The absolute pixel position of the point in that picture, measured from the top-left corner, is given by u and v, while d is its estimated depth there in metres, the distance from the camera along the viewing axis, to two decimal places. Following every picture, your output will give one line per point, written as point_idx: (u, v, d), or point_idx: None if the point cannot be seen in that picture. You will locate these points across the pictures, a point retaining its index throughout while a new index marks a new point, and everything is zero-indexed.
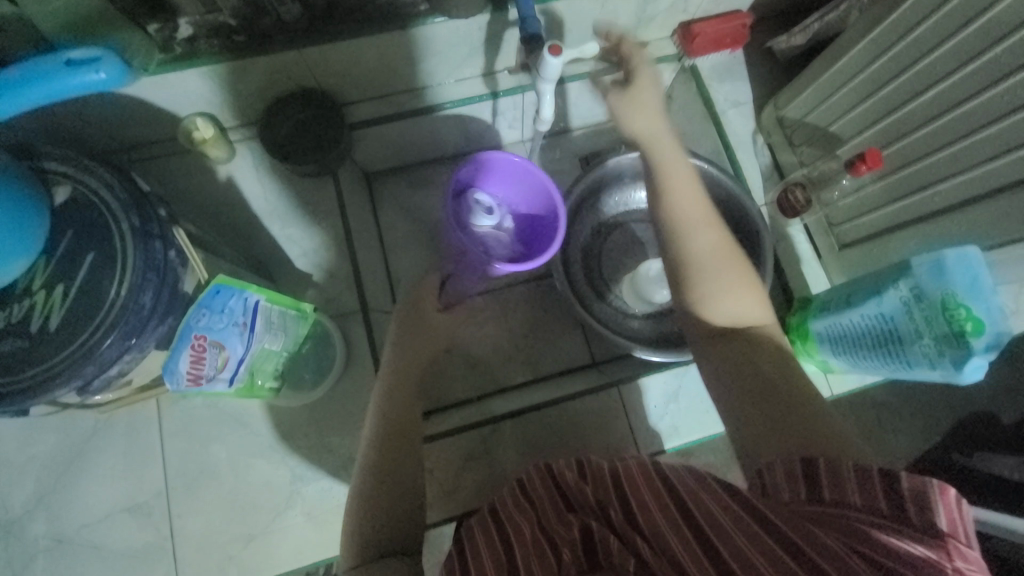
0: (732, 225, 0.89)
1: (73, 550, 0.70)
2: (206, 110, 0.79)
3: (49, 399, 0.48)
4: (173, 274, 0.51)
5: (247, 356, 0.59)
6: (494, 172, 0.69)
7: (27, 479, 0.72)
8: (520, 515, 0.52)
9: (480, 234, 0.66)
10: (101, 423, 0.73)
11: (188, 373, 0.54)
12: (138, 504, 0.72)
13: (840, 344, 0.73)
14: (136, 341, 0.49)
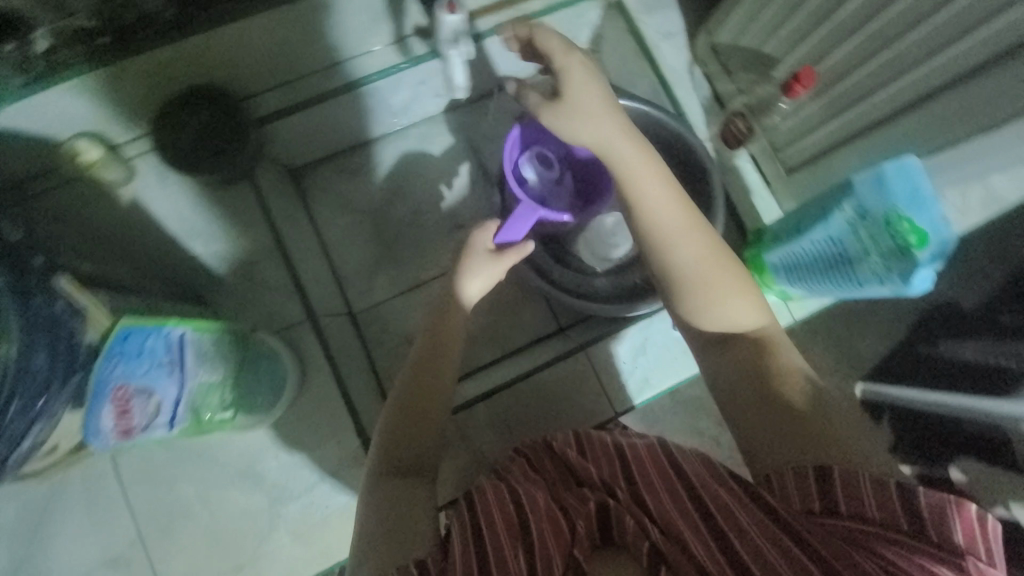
0: (678, 166, 0.86)
1: None
2: (89, 130, 0.70)
3: None
4: (69, 329, 0.47)
5: (184, 395, 0.56)
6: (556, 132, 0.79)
7: None
8: (528, 480, 0.59)
9: (535, 183, 0.78)
10: (54, 484, 0.69)
11: (116, 429, 0.52)
12: (115, 557, 0.69)
13: (795, 272, 0.72)
14: (43, 405, 0.46)
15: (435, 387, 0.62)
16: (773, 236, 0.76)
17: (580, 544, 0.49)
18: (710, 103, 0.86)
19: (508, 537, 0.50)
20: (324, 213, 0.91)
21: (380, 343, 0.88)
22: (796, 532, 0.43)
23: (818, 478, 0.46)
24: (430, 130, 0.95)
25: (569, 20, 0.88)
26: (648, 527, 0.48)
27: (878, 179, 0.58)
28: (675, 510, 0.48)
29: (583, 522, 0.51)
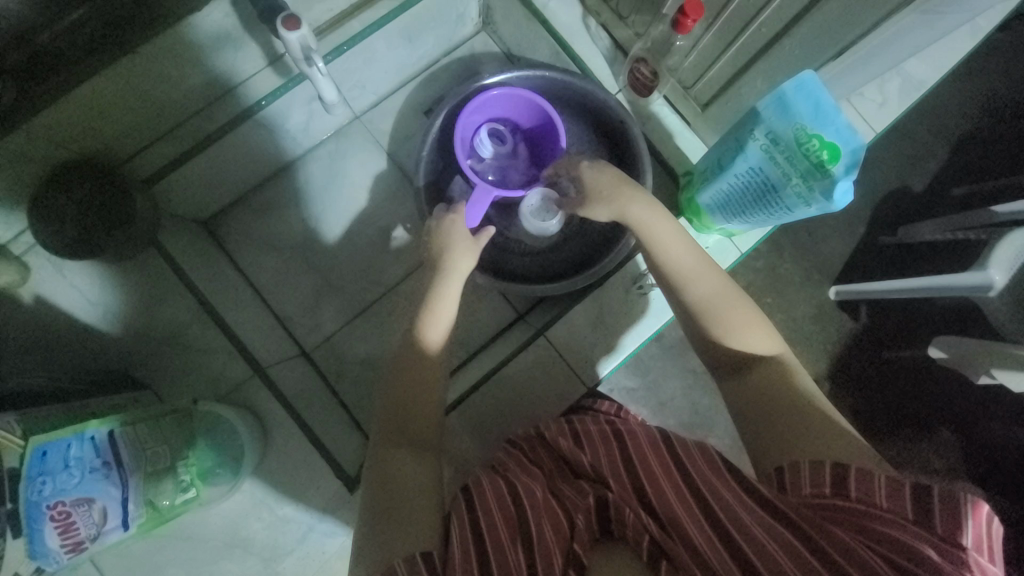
0: (595, 122, 0.85)
1: None
2: None
3: None
4: None
5: (130, 491, 0.54)
6: (501, 106, 0.84)
7: None
8: (524, 474, 0.62)
9: (494, 160, 0.85)
10: None
11: (63, 544, 0.49)
12: None
13: (728, 210, 0.71)
14: None
15: (427, 395, 0.64)
16: (701, 177, 0.73)
17: (579, 539, 0.51)
18: (613, 53, 0.82)
19: (509, 535, 0.52)
20: (253, 258, 0.88)
21: (339, 375, 0.86)
22: (794, 524, 0.45)
23: (832, 470, 0.47)
24: (337, 147, 0.92)
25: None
26: (646, 518, 0.50)
27: (777, 101, 0.56)
28: (675, 500, 0.51)
29: (582, 516, 0.53)
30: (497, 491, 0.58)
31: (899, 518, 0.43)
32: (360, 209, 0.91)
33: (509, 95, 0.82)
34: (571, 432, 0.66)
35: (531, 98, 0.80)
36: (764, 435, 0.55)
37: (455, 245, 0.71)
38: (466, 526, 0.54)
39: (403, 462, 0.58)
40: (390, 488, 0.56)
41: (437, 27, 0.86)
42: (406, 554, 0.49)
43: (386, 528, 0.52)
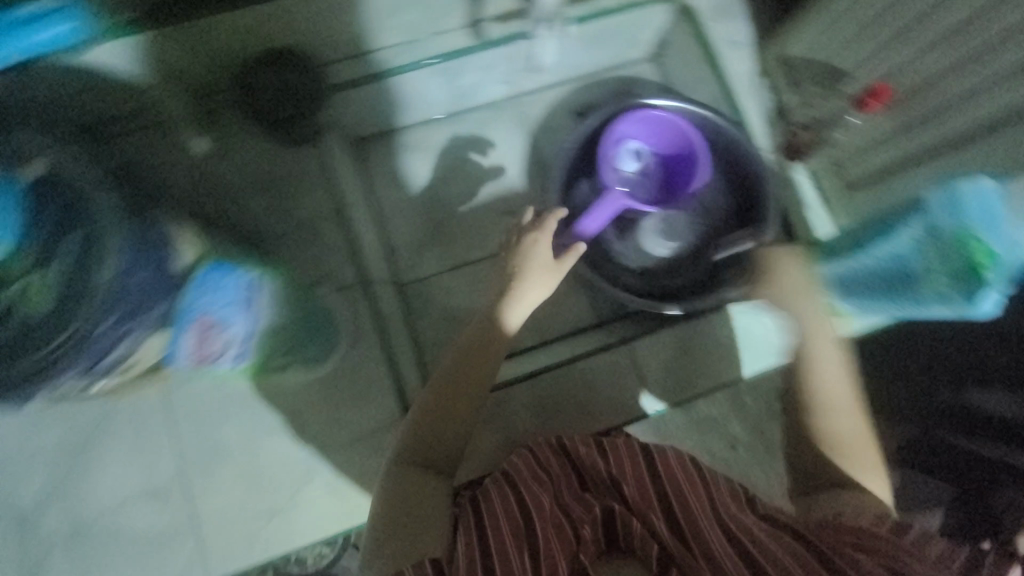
0: (733, 171, 0.88)
1: (94, 536, 0.69)
2: (187, 80, 0.75)
3: (53, 387, 0.48)
4: (163, 258, 0.50)
5: (254, 331, 0.61)
6: (651, 128, 0.87)
7: (37, 472, 0.70)
8: (532, 481, 0.61)
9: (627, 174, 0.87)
10: (107, 410, 0.70)
11: (194, 351, 0.57)
12: (157, 488, 0.70)
13: (847, 287, 0.72)
14: (130, 325, 0.48)
15: (472, 389, 0.60)
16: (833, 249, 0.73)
17: (587, 548, 0.52)
18: (775, 113, 0.86)
19: (512, 542, 0.53)
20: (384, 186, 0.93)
21: (423, 316, 0.88)
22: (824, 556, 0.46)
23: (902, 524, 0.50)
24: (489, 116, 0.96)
25: (634, 20, 0.88)
26: (660, 531, 0.51)
27: (941, 196, 0.59)
28: (701, 520, 0.52)
29: (589, 527, 0.54)
30: (504, 497, 0.59)
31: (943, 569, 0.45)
32: (491, 176, 0.95)
33: (665, 122, 0.86)
34: (597, 444, 0.65)
35: (688, 130, 0.84)
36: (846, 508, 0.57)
37: (532, 271, 0.65)
38: (473, 533, 0.54)
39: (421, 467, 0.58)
40: (408, 491, 0.55)
41: (616, 41, 0.92)
42: (415, 560, 0.52)
43: (393, 529, 0.53)
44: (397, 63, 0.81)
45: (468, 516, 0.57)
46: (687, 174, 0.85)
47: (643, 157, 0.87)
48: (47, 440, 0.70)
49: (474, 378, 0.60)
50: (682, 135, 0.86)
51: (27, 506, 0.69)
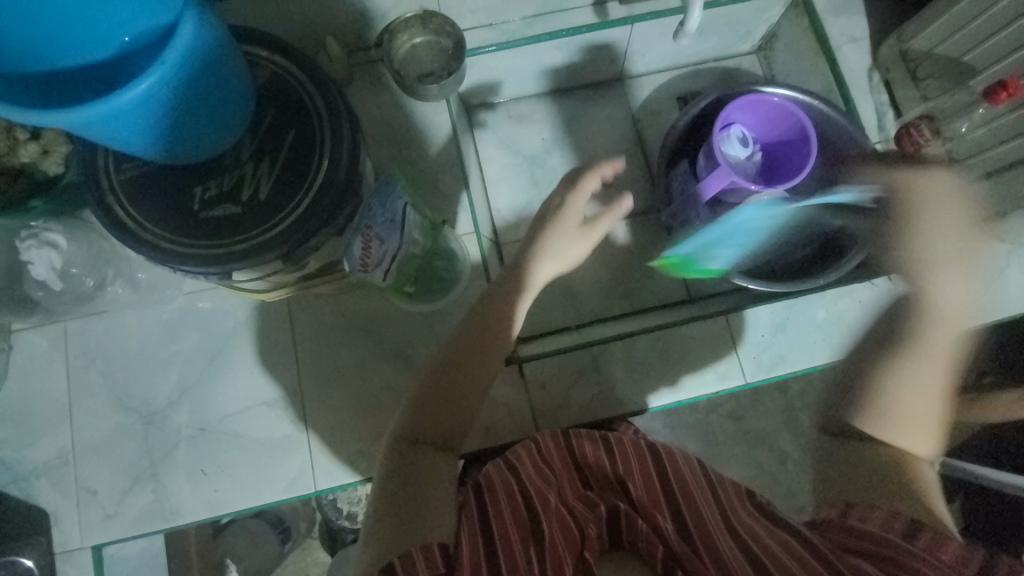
0: (840, 162, 0.88)
1: (216, 437, 0.74)
2: (341, 33, 0.82)
3: (253, 268, 0.53)
4: (355, 175, 0.53)
5: (399, 253, 0.63)
6: (757, 114, 0.88)
7: (170, 374, 0.76)
8: (540, 477, 0.60)
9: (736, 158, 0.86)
10: (240, 325, 0.77)
11: (359, 259, 0.60)
12: (277, 399, 0.75)
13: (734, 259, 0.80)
14: (330, 220, 0.52)
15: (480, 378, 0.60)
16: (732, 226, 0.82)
17: (590, 546, 0.54)
18: (887, 108, 0.88)
19: (519, 534, 0.52)
20: (488, 148, 0.96)
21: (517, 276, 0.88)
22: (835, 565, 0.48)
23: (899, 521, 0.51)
24: (594, 94, 1.00)
25: (756, 10, 0.89)
26: (667, 529, 0.54)
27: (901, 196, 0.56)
28: (709, 525, 0.54)
29: (593, 527, 0.56)
30: (507, 484, 0.58)
31: (931, 555, 0.49)
32: (593, 151, 0.98)
33: (774, 107, 0.87)
34: (601, 443, 0.66)
35: (799, 116, 0.84)
36: (869, 484, 0.55)
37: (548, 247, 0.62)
38: (480, 527, 0.53)
39: (413, 453, 0.55)
40: (416, 477, 0.53)
41: (730, 30, 0.94)
42: (422, 542, 0.47)
43: (398, 515, 0.49)
44: (525, 33, 0.86)
45: (473, 504, 0.55)
46: (791, 161, 0.88)
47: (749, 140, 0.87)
48: (183, 346, 0.77)
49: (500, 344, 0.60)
50: (796, 128, 0.86)
51: (156, 405, 0.75)
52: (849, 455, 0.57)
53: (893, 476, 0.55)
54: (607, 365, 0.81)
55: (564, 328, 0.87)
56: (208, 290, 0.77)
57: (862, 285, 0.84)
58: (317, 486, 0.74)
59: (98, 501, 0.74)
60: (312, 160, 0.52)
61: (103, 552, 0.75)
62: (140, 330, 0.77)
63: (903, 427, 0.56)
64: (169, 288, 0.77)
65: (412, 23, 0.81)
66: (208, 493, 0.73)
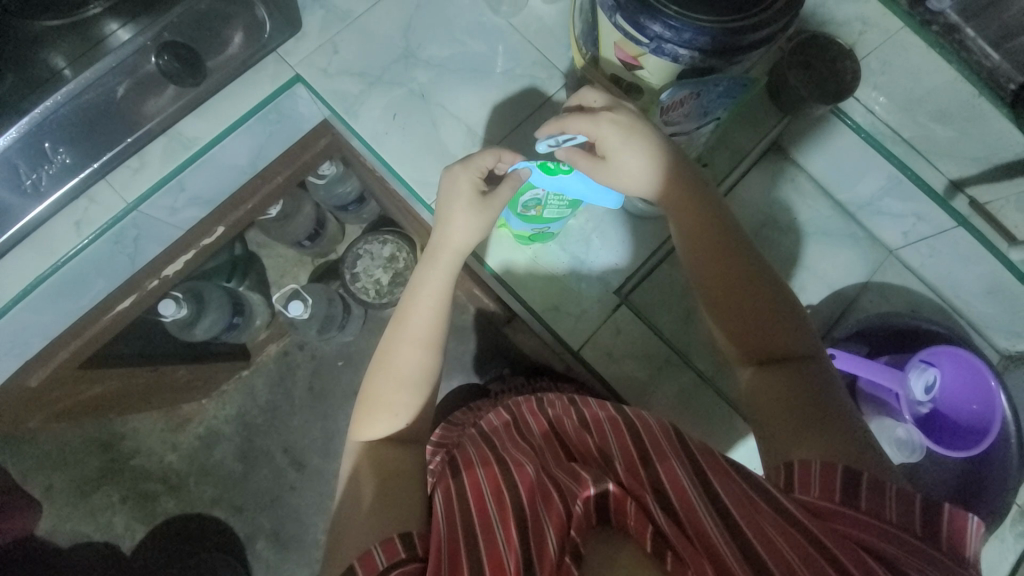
0: (957, 493, 0.86)
1: (423, 107, 0.87)
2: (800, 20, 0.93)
3: (631, 34, 0.58)
4: (754, 49, 0.58)
5: (682, 128, 0.69)
6: (959, 377, 0.85)
7: (448, 49, 0.89)
8: (516, 450, 0.68)
9: (912, 386, 0.83)
10: (513, 74, 0.89)
11: (666, 103, 0.64)
12: (478, 134, 0.87)
13: (563, 210, 0.76)
14: (711, 59, 0.58)
15: (419, 292, 0.73)
16: (536, 205, 0.74)
17: (577, 524, 0.53)
18: None
19: (501, 519, 0.56)
20: (753, 180, 1.00)
21: (672, 266, 0.87)
22: (821, 542, 0.49)
23: (850, 477, 0.56)
24: (859, 237, 1.01)
25: None
26: (656, 512, 0.52)
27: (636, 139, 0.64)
28: (689, 492, 0.53)
29: (581, 506, 0.55)
30: (486, 458, 0.66)
31: (901, 530, 0.53)
32: (813, 267, 0.99)
33: (984, 387, 0.82)
34: (580, 416, 0.71)
35: (994, 418, 0.81)
36: (819, 444, 0.59)
37: (460, 204, 0.70)
38: (454, 500, 0.61)
39: (380, 410, 0.70)
40: (389, 477, 0.66)
41: (1008, 317, 0.90)
42: (389, 536, 0.58)
43: (374, 506, 0.62)
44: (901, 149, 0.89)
45: (453, 482, 0.64)
46: (937, 433, 0.87)
47: (930, 388, 0.84)
48: (471, 45, 0.89)
49: (459, 242, 0.72)
50: (978, 414, 0.84)
51: (419, 53, 0.88)
52: (753, 382, 0.67)
53: (807, 395, 0.63)
54: (664, 376, 0.85)
55: (654, 328, 0.85)
56: (523, 36, 0.89)
57: None
58: (431, 203, 0.86)
59: (329, 57, 0.87)
60: (748, 11, 0.55)
61: (294, 84, 0.86)
62: (463, 9, 0.89)
63: (764, 332, 0.67)
64: (506, 7, 0.89)
65: (835, 60, 0.90)
66: (380, 129, 0.86)
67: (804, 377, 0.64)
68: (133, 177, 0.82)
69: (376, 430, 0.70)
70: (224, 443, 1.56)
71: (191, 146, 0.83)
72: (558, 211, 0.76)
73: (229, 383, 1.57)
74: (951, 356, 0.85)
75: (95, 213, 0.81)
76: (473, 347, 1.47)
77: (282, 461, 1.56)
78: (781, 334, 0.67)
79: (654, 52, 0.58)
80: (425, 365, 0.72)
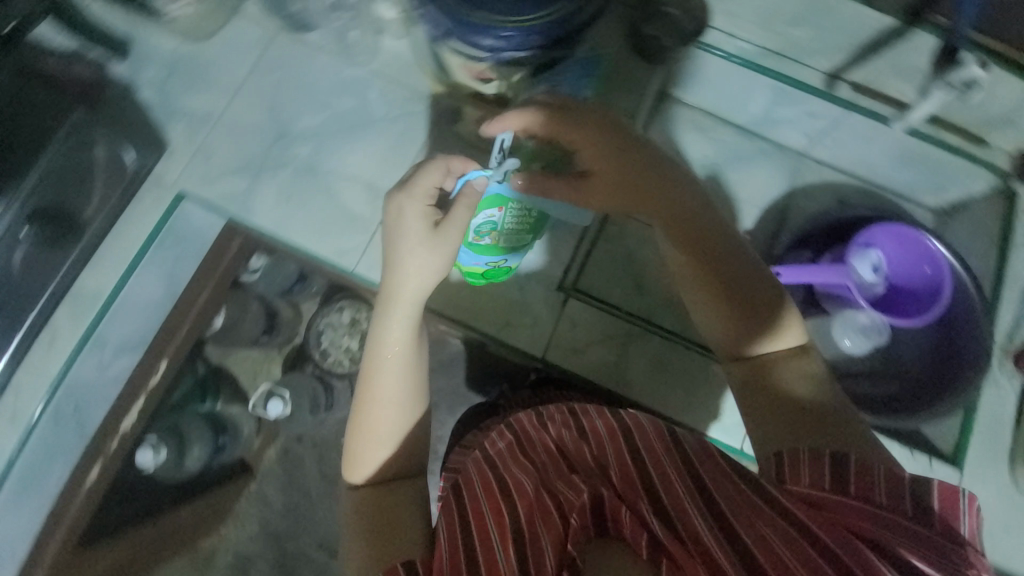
0: (942, 355, 0.87)
1: (314, 180, 0.86)
2: None
3: (469, 50, 0.58)
4: (585, 29, 0.59)
5: None
6: (898, 248, 0.88)
7: (318, 115, 0.88)
8: (518, 468, 0.65)
9: (860, 272, 0.86)
10: (388, 117, 0.88)
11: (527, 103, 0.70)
12: (375, 186, 0.86)
13: (519, 232, 0.75)
14: (551, 49, 0.58)
15: (385, 330, 0.68)
16: (490, 229, 0.72)
17: (575, 537, 0.53)
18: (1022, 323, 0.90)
19: (503, 547, 0.56)
20: None
21: (610, 242, 0.90)
22: (813, 534, 0.50)
23: (835, 464, 0.57)
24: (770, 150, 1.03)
25: (960, 170, 0.92)
26: (652, 521, 0.52)
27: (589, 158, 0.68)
28: (687, 505, 0.54)
29: (577, 518, 0.55)
30: (487, 482, 0.64)
31: (892, 511, 0.53)
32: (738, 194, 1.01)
33: (923, 248, 0.86)
34: (574, 424, 0.68)
35: (943, 271, 0.85)
36: (805, 433, 0.61)
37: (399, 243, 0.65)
38: (456, 530, 0.60)
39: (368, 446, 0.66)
40: (384, 519, 0.64)
41: (925, 175, 0.96)
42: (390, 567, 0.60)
43: (374, 548, 0.62)
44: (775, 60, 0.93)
45: (453, 510, 0.62)
46: (907, 307, 0.87)
47: (877, 267, 0.87)
48: (340, 103, 0.88)
49: (417, 284, 0.66)
50: (931, 275, 0.86)
51: (292, 129, 0.87)
52: (745, 377, 0.67)
53: (794, 388, 0.64)
54: (635, 348, 0.85)
55: (612, 306, 0.87)
56: (387, 77, 0.89)
57: (897, 447, 0.83)
58: (354, 268, 0.84)
59: (205, 164, 0.86)
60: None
61: (179, 202, 0.85)
62: (319, 72, 0.89)
63: (756, 329, 0.67)
64: (363, 56, 0.89)
65: None
66: (279, 213, 0.85)
67: (795, 374, 0.65)
68: (49, 352, 0.83)
69: (368, 473, 0.66)
70: (257, 563, 1.51)
71: (97, 299, 0.83)
72: (513, 236, 0.75)
73: (239, 502, 1.52)
74: (885, 230, 0.88)
75: (22, 405, 0.82)
76: (464, 379, 1.45)
77: (320, 558, 1.52)
78: (769, 331, 0.67)
79: (495, 62, 0.59)
80: (410, 401, 0.68)
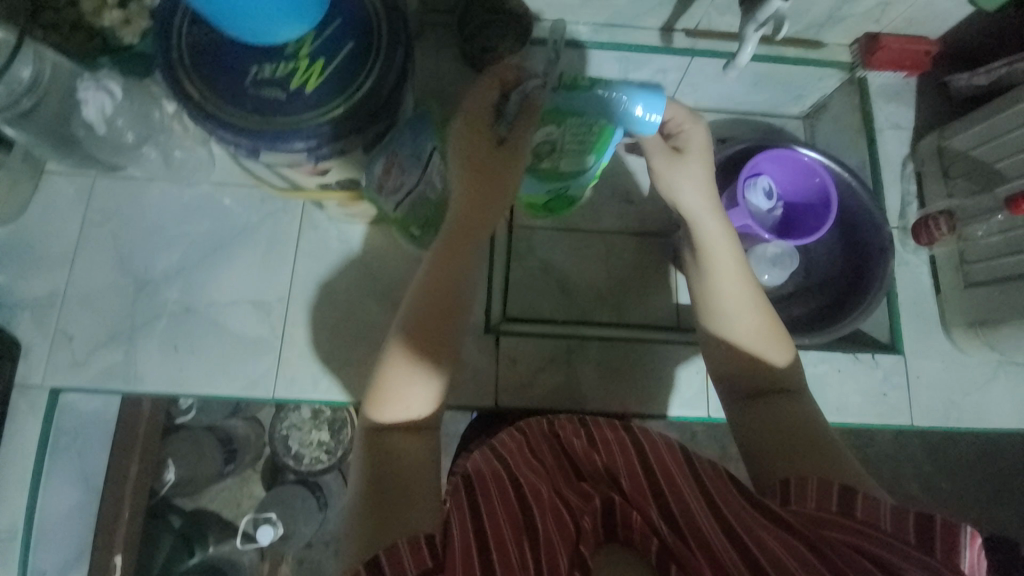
0: (852, 253, 0.91)
1: (196, 320, 0.79)
2: None
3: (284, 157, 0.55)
4: (395, 103, 0.56)
5: None
6: (784, 169, 0.91)
7: (173, 250, 0.80)
8: (527, 468, 0.60)
9: (755, 202, 0.87)
10: (250, 224, 0.82)
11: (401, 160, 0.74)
12: (263, 301, 0.80)
13: (585, 148, 0.69)
14: (365, 132, 0.55)
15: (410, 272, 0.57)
16: (551, 150, 0.69)
17: (586, 539, 0.51)
18: (909, 197, 0.94)
19: (512, 536, 0.51)
20: None
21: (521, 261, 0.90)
22: (812, 544, 0.48)
23: (840, 488, 0.52)
24: None
25: (812, 76, 0.94)
26: (659, 524, 0.52)
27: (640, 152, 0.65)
28: (699, 515, 0.52)
29: (589, 521, 0.53)
30: (495, 472, 0.59)
31: (900, 541, 0.48)
32: None
33: (805, 163, 0.89)
34: (585, 435, 0.66)
35: (828, 178, 0.87)
36: (806, 459, 0.56)
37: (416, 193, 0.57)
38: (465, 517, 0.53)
39: (398, 391, 0.55)
40: (394, 468, 0.52)
41: (780, 91, 0.99)
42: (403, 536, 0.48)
43: (373, 506, 0.50)
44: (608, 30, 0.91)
45: (460, 501, 0.55)
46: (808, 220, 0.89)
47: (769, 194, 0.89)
48: (194, 228, 0.81)
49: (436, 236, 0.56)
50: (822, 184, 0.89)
51: (152, 275, 0.79)
52: (745, 415, 0.62)
53: (792, 419, 0.60)
54: (579, 357, 0.85)
55: (544, 322, 0.87)
56: (233, 185, 0.83)
57: (843, 354, 0.87)
58: (274, 393, 0.78)
59: (69, 348, 0.77)
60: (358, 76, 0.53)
61: (56, 398, 0.76)
62: (158, 205, 0.81)
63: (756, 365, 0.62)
64: (198, 173, 0.82)
65: None
66: (171, 368, 0.78)
67: (797, 411, 0.60)
68: None
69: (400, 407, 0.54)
70: None
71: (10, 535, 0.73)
72: (574, 160, 0.71)
73: None
74: (765, 157, 0.90)
75: None
76: None
77: None
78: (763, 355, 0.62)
79: (315, 160, 0.56)
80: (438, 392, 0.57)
